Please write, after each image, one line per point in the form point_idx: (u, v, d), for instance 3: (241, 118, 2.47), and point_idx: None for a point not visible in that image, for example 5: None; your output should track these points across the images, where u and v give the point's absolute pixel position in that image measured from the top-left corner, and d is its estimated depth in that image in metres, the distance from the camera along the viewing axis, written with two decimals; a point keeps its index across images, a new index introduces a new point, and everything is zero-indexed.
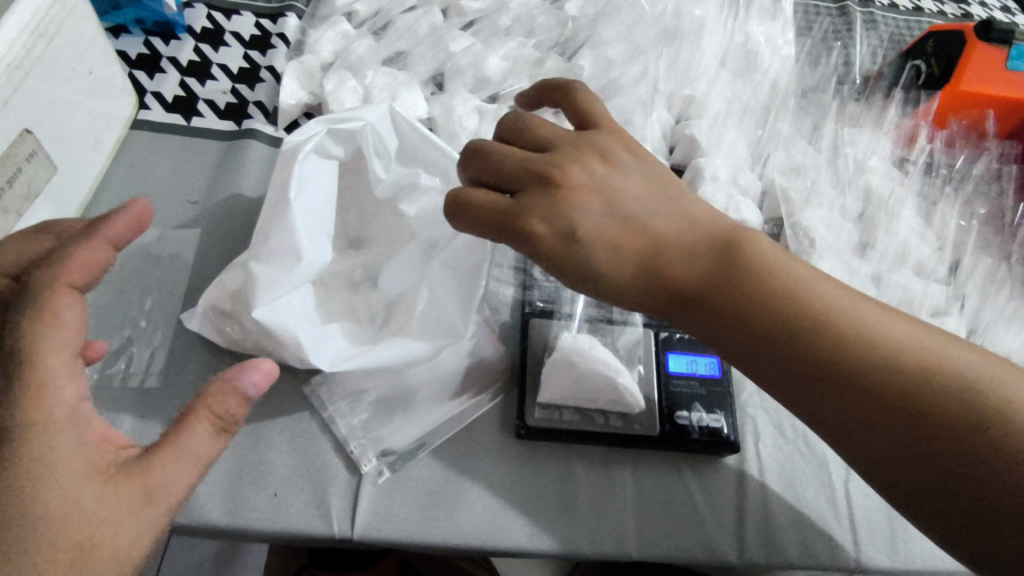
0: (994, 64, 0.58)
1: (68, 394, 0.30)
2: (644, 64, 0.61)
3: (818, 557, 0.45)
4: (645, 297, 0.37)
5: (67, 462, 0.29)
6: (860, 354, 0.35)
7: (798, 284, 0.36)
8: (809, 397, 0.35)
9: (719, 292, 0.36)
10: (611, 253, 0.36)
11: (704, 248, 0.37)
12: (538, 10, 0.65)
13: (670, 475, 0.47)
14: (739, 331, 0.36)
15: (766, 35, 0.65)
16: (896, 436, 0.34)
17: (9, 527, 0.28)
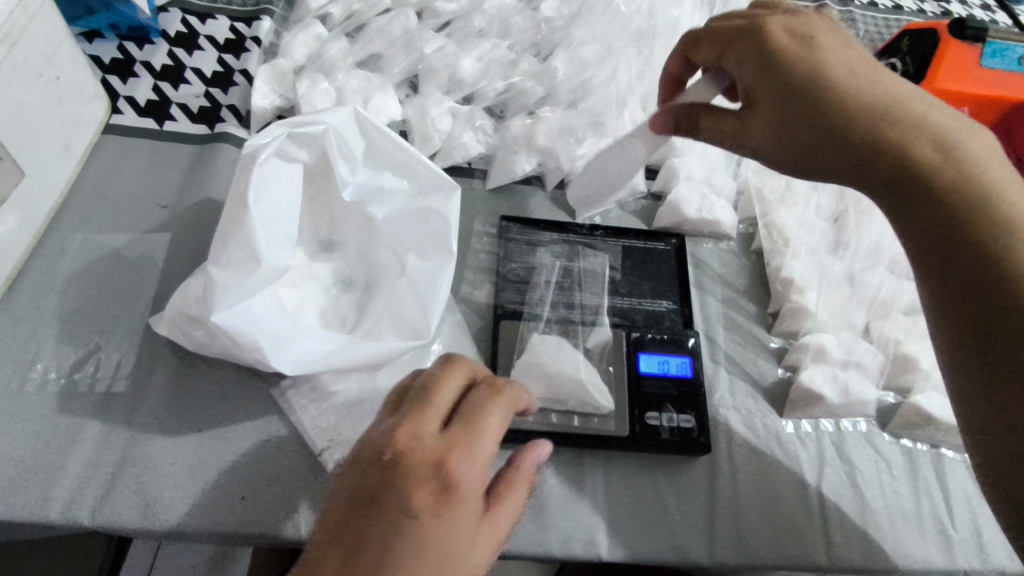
0: (966, 63, 0.58)
1: (486, 449, 0.32)
2: (617, 65, 0.63)
3: (790, 558, 0.45)
4: (823, 138, 0.41)
5: (477, 459, 0.31)
6: (978, 221, 0.37)
7: (974, 160, 0.40)
8: (894, 177, 0.40)
9: (887, 117, 0.40)
10: (815, 61, 0.42)
11: (932, 122, 0.41)
12: (513, 12, 0.65)
13: (642, 476, 0.47)
14: (892, 180, 0.40)
15: None
16: (977, 304, 0.36)
17: (415, 514, 0.29)
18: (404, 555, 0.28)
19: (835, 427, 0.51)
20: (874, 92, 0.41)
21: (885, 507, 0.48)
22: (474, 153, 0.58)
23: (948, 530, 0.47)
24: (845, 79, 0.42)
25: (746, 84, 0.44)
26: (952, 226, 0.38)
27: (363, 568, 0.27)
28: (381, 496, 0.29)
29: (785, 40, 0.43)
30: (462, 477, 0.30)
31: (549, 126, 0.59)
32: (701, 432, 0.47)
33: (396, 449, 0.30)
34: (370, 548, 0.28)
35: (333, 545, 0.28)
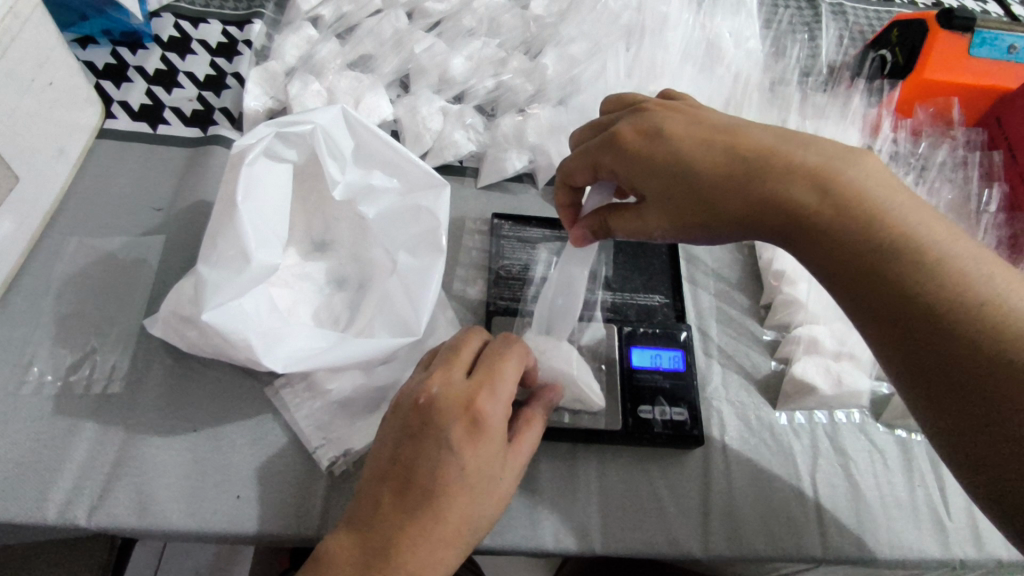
0: (955, 54, 0.58)
1: (509, 391, 0.35)
2: (604, 61, 0.63)
3: (785, 550, 0.45)
4: (709, 216, 0.37)
5: (502, 400, 0.35)
6: (898, 260, 0.33)
7: (884, 205, 0.34)
8: (836, 269, 0.35)
9: (777, 196, 0.35)
10: (697, 150, 0.37)
11: (804, 176, 0.35)
12: (503, 10, 0.66)
13: (635, 469, 0.47)
14: (794, 240, 0.36)
15: (731, 31, 0.67)
16: (908, 347, 0.33)
17: (451, 447, 0.33)
18: (449, 478, 0.32)
19: (828, 418, 0.51)
20: (740, 151, 0.37)
21: (879, 497, 0.48)
22: (465, 152, 0.59)
23: (943, 519, 0.47)
24: (706, 161, 0.37)
25: (627, 185, 0.40)
26: (859, 277, 0.34)
27: (418, 489, 0.32)
28: (424, 433, 0.33)
29: (637, 140, 0.39)
30: (490, 416, 0.34)
31: (539, 124, 0.59)
32: (694, 425, 0.47)
33: (432, 394, 0.34)
34: (422, 471, 0.32)
35: (388, 472, 0.33)
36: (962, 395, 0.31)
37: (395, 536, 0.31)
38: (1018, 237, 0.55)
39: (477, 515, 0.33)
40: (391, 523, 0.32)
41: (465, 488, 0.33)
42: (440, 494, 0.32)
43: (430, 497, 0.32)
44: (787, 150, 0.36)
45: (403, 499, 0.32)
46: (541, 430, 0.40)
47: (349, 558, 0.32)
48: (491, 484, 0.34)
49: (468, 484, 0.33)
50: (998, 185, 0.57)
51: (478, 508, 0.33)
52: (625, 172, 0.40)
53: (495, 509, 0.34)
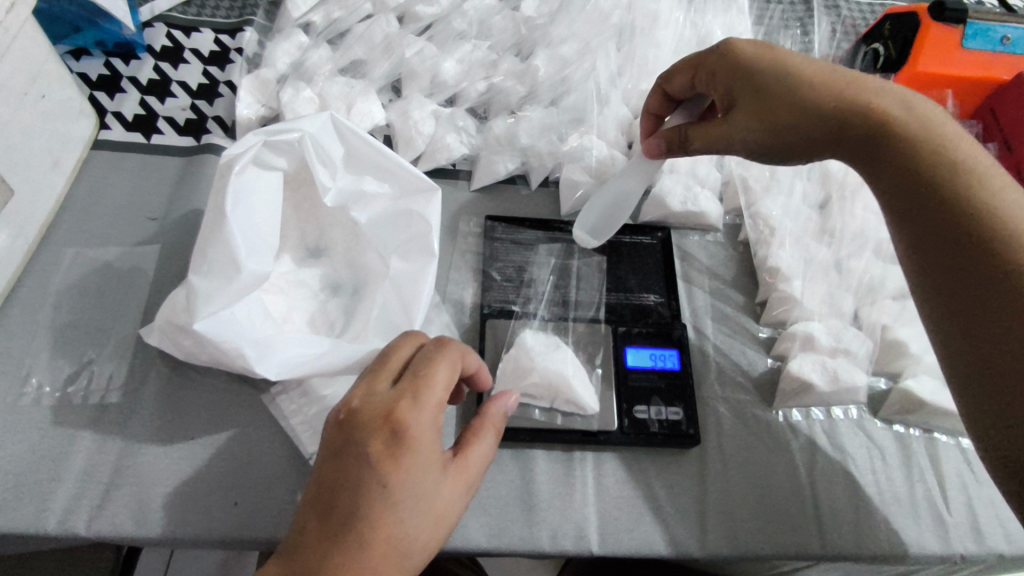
0: (948, 46, 0.58)
1: (434, 400, 0.35)
2: (595, 61, 0.63)
3: (783, 546, 0.45)
4: (798, 113, 0.42)
5: (425, 409, 0.34)
6: (955, 176, 0.38)
7: (949, 137, 0.39)
8: (893, 178, 0.40)
9: (859, 108, 0.41)
10: (801, 61, 0.43)
11: (884, 98, 0.41)
12: (494, 13, 0.66)
13: (632, 469, 0.47)
14: (869, 150, 0.41)
15: (723, 27, 0.67)
16: (936, 251, 0.38)
17: (370, 466, 0.33)
18: (371, 497, 0.32)
19: (826, 415, 0.51)
20: (841, 70, 0.42)
21: (879, 494, 0.48)
22: (458, 155, 0.59)
23: (942, 514, 0.47)
24: (803, 73, 0.42)
25: (725, 88, 0.45)
26: (921, 194, 0.39)
27: (338, 517, 0.32)
28: (346, 451, 0.33)
29: (749, 48, 0.45)
30: (412, 426, 0.34)
31: (531, 125, 0.59)
32: (689, 425, 0.47)
33: (356, 406, 0.35)
34: (343, 495, 0.32)
35: (314, 502, 0.33)
36: (973, 298, 0.36)
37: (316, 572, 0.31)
38: None
39: (407, 539, 0.33)
40: (313, 556, 0.31)
41: (390, 509, 0.32)
42: (361, 519, 0.32)
43: (353, 522, 0.32)
44: (876, 85, 0.42)
45: (326, 529, 0.32)
46: (491, 442, 0.39)
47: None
48: (420, 505, 0.33)
49: (394, 505, 0.32)
50: None
51: (406, 531, 0.32)
52: (728, 75, 0.45)
53: (437, 529, 0.34)
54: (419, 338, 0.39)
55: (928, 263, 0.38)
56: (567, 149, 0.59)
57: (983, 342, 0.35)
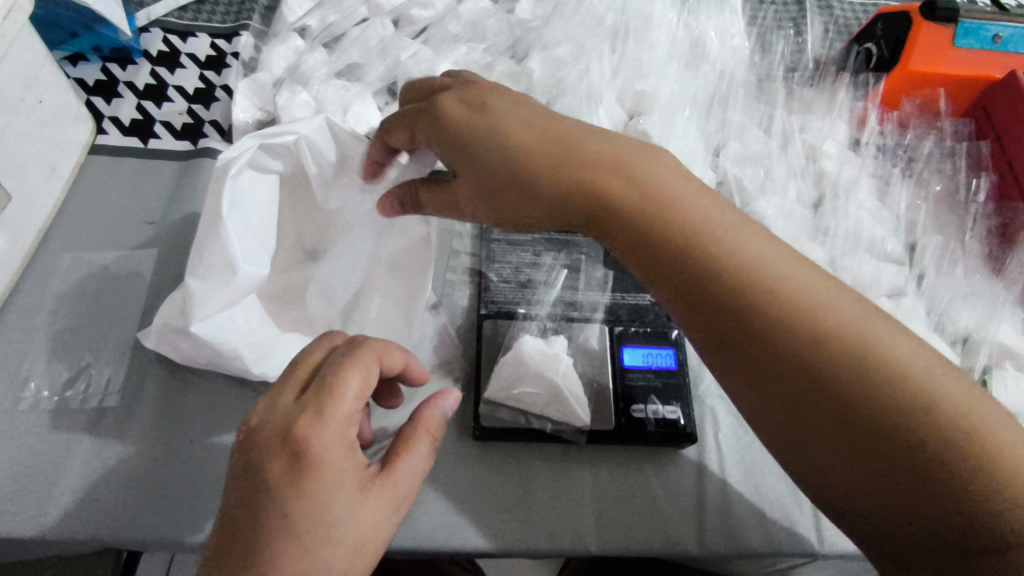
0: (941, 45, 0.58)
1: (339, 417, 0.32)
2: (590, 63, 0.63)
3: (779, 544, 0.45)
4: (524, 189, 0.38)
5: (330, 426, 0.32)
6: (790, 330, 0.33)
7: (727, 254, 0.35)
8: (708, 323, 0.35)
9: (616, 216, 0.37)
10: (514, 136, 0.38)
11: (624, 208, 0.37)
12: (487, 15, 0.66)
13: (629, 468, 0.47)
14: (649, 262, 0.37)
15: (717, 27, 0.67)
16: (794, 413, 0.33)
17: (268, 495, 0.31)
18: (272, 527, 0.30)
19: None
20: (572, 149, 0.38)
21: None
22: None
23: None
24: (559, 167, 0.38)
25: (439, 152, 0.41)
26: (711, 311, 0.35)
27: (240, 551, 0.30)
28: (248, 476, 0.31)
29: (455, 105, 0.40)
30: (315, 445, 0.31)
31: None
32: (687, 423, 0.48)
33: (261, 426, 0.32)
34: (245, 526, 0.30)
35: (219, 532, 0.31)
36: (855, 457, 0.32)
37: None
38: (1008, 226, 0.56)
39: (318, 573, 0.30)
40: None
41: (293, 542, 0.30)
42: (264, 553, 0.30)
43: (260, 554, 0.30)
44: (630, 169, 0.38)
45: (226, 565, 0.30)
46: (425, 451, 0.36)
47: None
48: (333, 534, 0.31)
49: (299, 537, 0.30)
50: (986, 174, 0.57)
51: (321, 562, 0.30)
52: (452, 137, 0.40)
53: (358, 556, 0.32)
54: (329, 345, 0.36)
55: (761, 392, 0.34)
56: None
57: (846, 476, 0.32)
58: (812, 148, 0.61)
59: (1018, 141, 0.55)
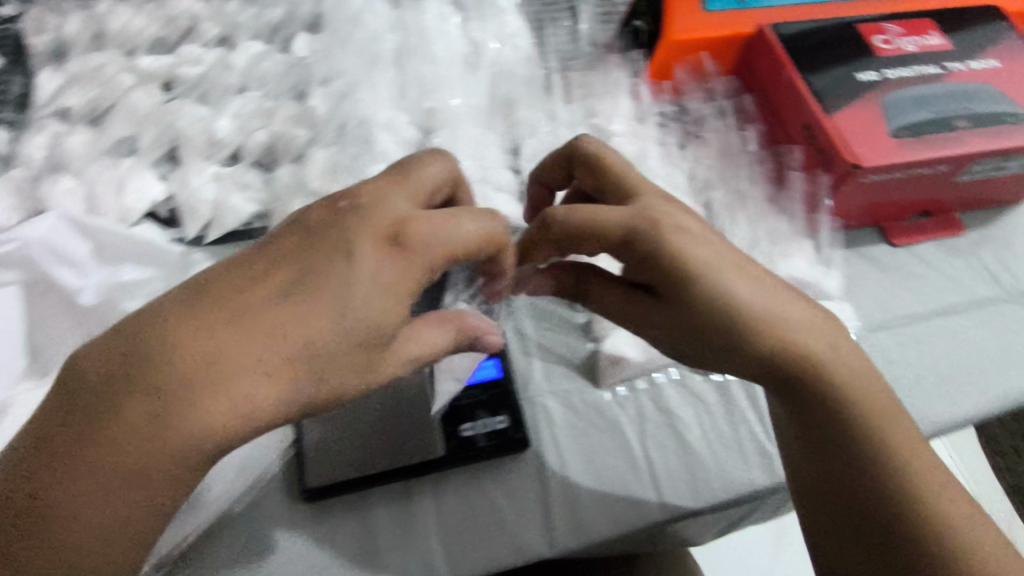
0: (695, 16, 0.61)
1: (439, 248, 0.36)
2: (375, 86, 0.62)
3: (623, 522, 0.47)
4: (728, 349, 0.39)
5: (437, 243, 0.36)
6: (884, 468, 0.38)
7: (847, 406, 0.39)
8: (825, 455, 0.40)
9: (746, 357, 0.39)
10: (699, 290, 0.39)
11: (782, 350, 0.39)
12: (264, 59, 0.64)
13: (469, 488, 0.47)
14: (794, 396, 0.40)
15: (499, 22, 0.66)
16: (850, 530, 0.39)
17: (326, 263, 0.35)
18: (296, 298, 0.34)
19: (649, 383, 0.53)
20: (773, 307, 0.39)
21: (708, 449, 0.50)
22: (248, 213, 0.57)
23: (768, 452, 0.50)
24: (726, 291, 0.39)
25: (628, 260, 0.42)
26: (823, 421, 0.39)
27: (253, 299, 0.34)
28: (325, 231, 0.36)
29: (689, 242, 0.40)
30: (390, 257, 0.35)
31: (317, 166, 0.58)
32: (517, 430, 0.48)
33: (344, 234, 0.36)
34: (276, 277, 0.35)
35: (264, 257, 0.36)
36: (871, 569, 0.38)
37: (155, 353, 0.32)
38: (778, 167, 0.61)
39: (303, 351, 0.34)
40: (193, 330, 0.33)
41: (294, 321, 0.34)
42: (292, 295, 0.34)
43: (224, 336, 0.33)
44: (797, 314, 0.39)
45: (220, 301, 0.34)
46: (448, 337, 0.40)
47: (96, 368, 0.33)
48: (251, 394, 0.33)
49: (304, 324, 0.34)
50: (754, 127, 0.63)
51: (229, 399, 0.32)
52: (659, 266, 0.40)
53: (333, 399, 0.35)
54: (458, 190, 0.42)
55: (818, 463, 0.40)
56: (359, 182, 0.57)
57: None
58: (604, 130, 0.62)
59: (779, 91, 0.60)
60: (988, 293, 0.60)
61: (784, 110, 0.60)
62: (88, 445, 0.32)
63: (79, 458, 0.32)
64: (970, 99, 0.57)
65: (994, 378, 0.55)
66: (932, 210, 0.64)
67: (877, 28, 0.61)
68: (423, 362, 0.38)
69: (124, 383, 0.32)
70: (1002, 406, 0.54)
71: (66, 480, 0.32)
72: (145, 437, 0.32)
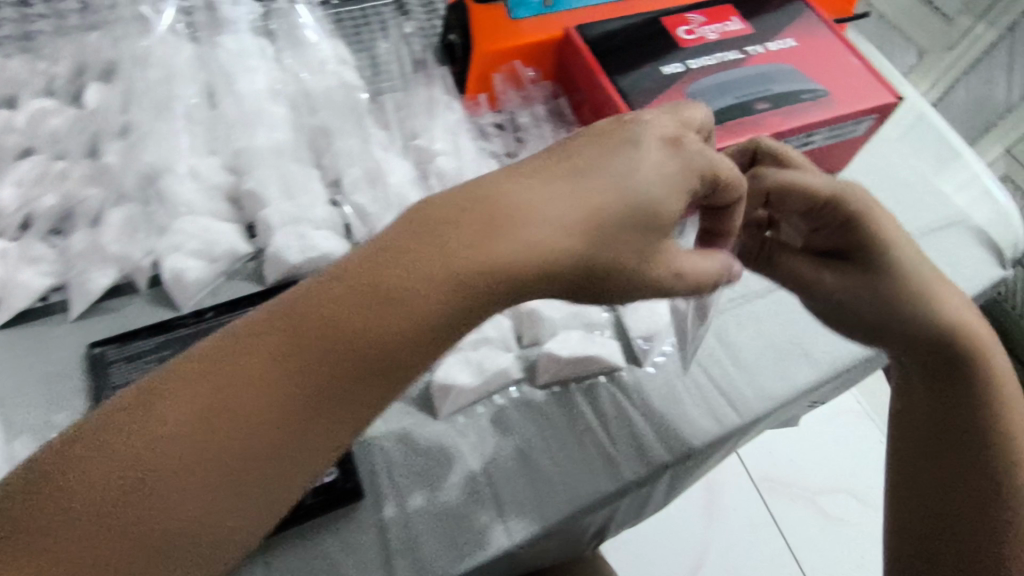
0: (498, 26, 0.61)
1: (612, 207, 0.32)
2: (175, 131, 0.58)
3: (469, 556, 0.45)
4: (869, 300, 0.46)
5: (590, 209, 0.31)
6: (993, 417, 0.42)
7: (1000, 362, 0.44)
8: (952, 403, 0.43)
9: (913, 315, 0.44)
10: (880, 249, 0.45)
11: (920, 306, 0.44)
12: (51, 114, 0.59)
13: (301, 548, 0.45)
14: (940, 367, 0.44)
15: (308, 50, 0.63)
16: (959, 458, 0.42)
17: (452, 245, 0.29)
18: (460, 269, 0.29)
19: (490, 406, 0.52)
20: (931, 273, 0.46)
21: (552, 462, 0.49)
22: (41, 288, 0.52)
23: (611, 455, 0.50)
24: (897, 241, 0.46)
25: (800, 206, 0.46)
26: (926, 359, 0.45)
27: (399, 274, 0.29)
28: (484, 204, 0.30)
29: (868, 200, 0.46)
30: (563, 222, 0.31)
31: (116, 229, 0.54)
32: (347, 479, 0.46)
33: (586, 141, 0.33)
34: (448, 247, 0.29)
35: (388, 246, 0.30)
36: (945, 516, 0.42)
37: (134, 427, 0.27)
38: None
39: (291, 397, 0.28)
40: (356, 306, 0.29)
41: (379, 331, 0.29)
42: (405, 284, 0.29)
43: (361, 341, 0.29)
44: (942, 287, 0.46)
45: (384, 278, 0.29)
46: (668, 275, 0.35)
47: (155, 397, 0.27)
48: (286, 405, 0.28)
49: (397, 332, 0.29)
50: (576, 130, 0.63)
51: (286, 392, 0.28)
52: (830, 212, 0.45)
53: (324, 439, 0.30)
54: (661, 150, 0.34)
55: (932, 396, 0.44)
56: (165, 241, 0.54)
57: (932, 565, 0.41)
58: (427, 149, 0.61)
59: (591, 92, 0.60)
60: None
61: (598, 109, 0.60)
62: (61, 487, 0.26)
63: (124, 501, 0.26)
64: (770, 81, 0.59)
65: (828, 345, 0.56)
66: None
67: (681, 19, 0.62)
68: (671, 285, 0.36)
69: (192, 402, 0.27)
70: (836, 370, 0.56)
71: (77, 536, 0.26)
72: (206, 482, 0.27)
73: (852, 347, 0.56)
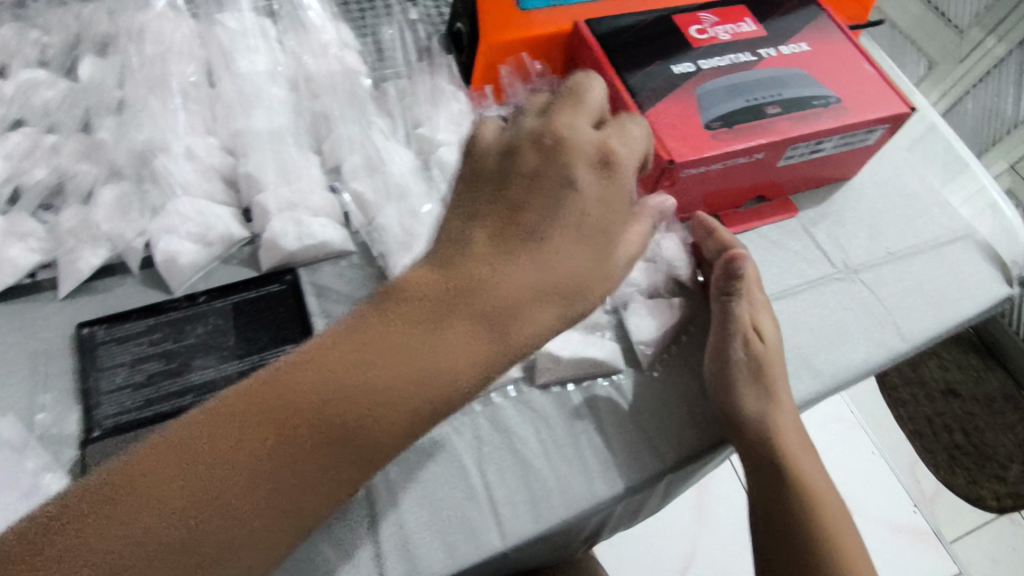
0: (508, 14, 0.59)
1: (526, 278, 0.33)
2: (171, 111, 0.57)
3: (462, 556, 0.44)
4: (733, 408, 0.49)
5: (503, 285, 0.33)
6: (804, 500, 0.47)
7: (806, 461, 0.49)
8: (778, 480, 0.48)
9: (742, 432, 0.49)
10: (770, 336, 0.51)
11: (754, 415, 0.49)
12: (43, 87, 0.58)
13: None
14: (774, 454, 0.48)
15: (310, 38, 0.63)
16: (787, 534, 0.46)
17: (348, 351, 0.31)
18: (361, 367, 0.31)
19: (485, 404, 0.50)
20: (779, 375, 0.50)
21: (548, 465, 0.48)
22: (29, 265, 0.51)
23: (608, 459, 0.49)
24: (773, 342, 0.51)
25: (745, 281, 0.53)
26: (750, 442, 0.49)
27: (309, 377, 0.30)
28: (401, 303, 0.33)
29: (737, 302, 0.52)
30: (486, 295, 0.33)
31: (108, 207, 0.53)
32: None
33: (517, 206, 0.35)
34: (348, 351, 0.31)
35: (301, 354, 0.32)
36: None
37: (104, 524, 0.27)
38: None
39: (217, 496, 0.28)
40: (241, 425, 0.29)
41: (276, 433, 0.30)
42: (310, 386, 0.30)
43: (311, 441, 0.30)
44: (773, 391, 0.50)
45: (288, 383, 0.30)
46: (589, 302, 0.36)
47: (152, 479, 0.28)
48: (216, 499, 0.28)
49: (299, 434, 0.30)
50: None
51: (208, 489, 0.28)
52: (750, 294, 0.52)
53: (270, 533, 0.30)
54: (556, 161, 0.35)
55: (760, 482, 0.49)
56: (156, 221, 0.53)
57: None
58: (429, 140, 0.60)
59: None
60: (822, 271, 0.61)
61: None
62: None
63: None
64: (782, 85, 0.58)
65: (830, 357, 0.56)
66: (766, 194, 0.65)
67: (693, 18, 0.61)
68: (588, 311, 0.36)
69: (116, 511, 0.28)
70: (836, 383, 0.55)
71: None
72: (179, 566, 0.28)
73: (854, 363, 0.56)
